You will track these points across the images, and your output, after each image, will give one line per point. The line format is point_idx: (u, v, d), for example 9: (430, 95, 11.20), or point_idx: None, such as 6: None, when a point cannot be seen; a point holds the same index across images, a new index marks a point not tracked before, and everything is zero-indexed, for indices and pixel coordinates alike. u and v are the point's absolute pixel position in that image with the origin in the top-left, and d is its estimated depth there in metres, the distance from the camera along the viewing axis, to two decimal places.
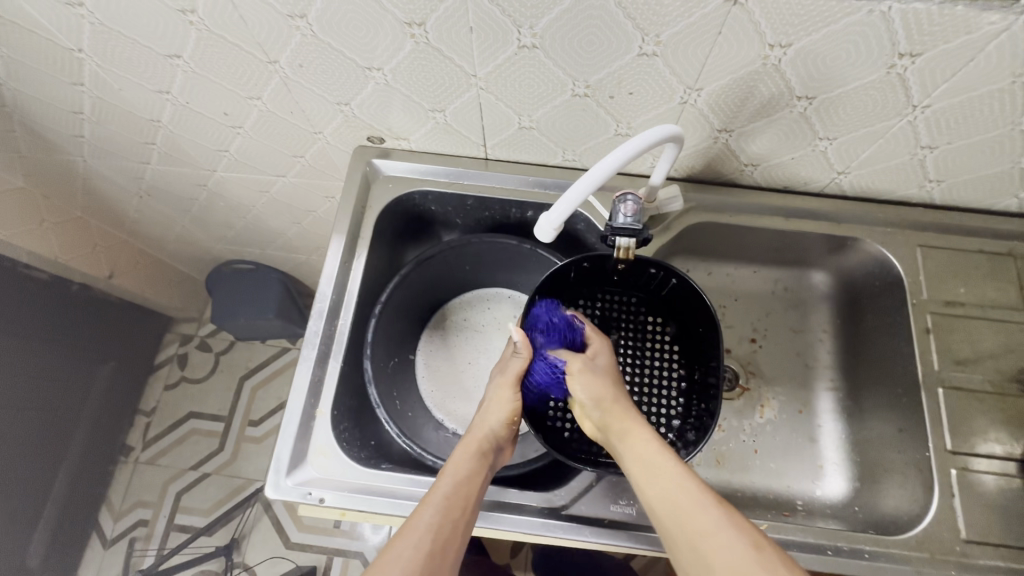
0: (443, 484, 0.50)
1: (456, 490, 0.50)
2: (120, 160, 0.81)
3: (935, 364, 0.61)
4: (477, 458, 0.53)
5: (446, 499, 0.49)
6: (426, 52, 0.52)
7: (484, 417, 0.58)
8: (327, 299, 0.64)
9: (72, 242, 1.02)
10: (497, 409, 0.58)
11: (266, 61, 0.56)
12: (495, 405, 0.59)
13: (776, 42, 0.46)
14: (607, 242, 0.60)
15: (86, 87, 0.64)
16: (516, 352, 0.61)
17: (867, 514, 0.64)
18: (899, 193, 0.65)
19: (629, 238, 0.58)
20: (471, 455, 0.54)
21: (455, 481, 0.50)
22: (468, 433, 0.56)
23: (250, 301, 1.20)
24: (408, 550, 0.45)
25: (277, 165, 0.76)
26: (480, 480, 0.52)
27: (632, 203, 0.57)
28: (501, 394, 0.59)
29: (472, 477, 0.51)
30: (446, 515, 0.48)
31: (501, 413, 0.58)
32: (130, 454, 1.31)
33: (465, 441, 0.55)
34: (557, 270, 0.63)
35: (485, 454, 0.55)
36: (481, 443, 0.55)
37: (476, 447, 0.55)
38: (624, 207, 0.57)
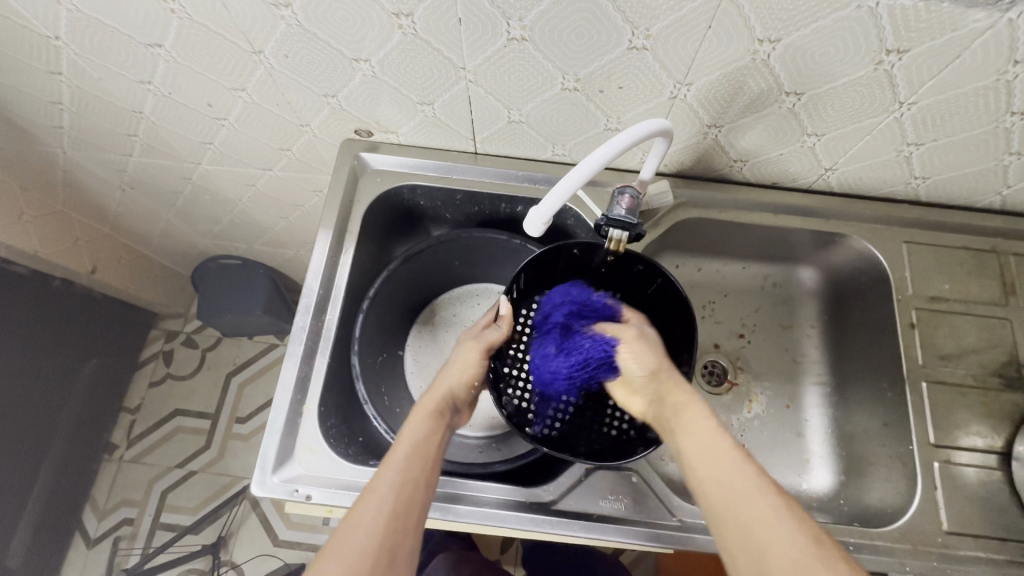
0: (400, 445, 0.50)
1: (413, 448, 0.50)
2: (101, 152, 0.80)
3: (919, 358, 0.62)
4: (436, 416, 0.55)
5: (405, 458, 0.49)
6: (414, 43, 0.51)
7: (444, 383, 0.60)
8: (315, 294, 0.63)
9: (53, 236, 0.99)
10: (457, 374, 0.60)
11: (251, 51, 0.55)
12: (457, 369, 0.60)
13: (765, 37, 0.46)
14: (600, 230, 0.58)
15: (64, 76, 0.62)
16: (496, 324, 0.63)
17: (852, 507, 0.64)
18: (885, 190, 0.66)
19: (622, 232, 0.57)
20: (427, 416, 0.54)
21: (413, 440, 0.50)
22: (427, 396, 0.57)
23: (236, 296, 1.19)
24: (377, 501, 0.45)
25: (264, 158, 0.75)
26: (438, 437, 0.52)
27: (630, 197, 0.55)
28: (460, 360, 0.61)
29: (433, 434, 0.52)
30: (407, 478, 0.47)
31: (461, 377, 0.60)
32: (114, 452, 1.29)
33: (423, 405, 0.56)
34: (541, 254, 0.62)
35: (443, 414, 0.56)
36: (440, 404, 0.57)
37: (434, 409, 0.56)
38: (621, 200, 0.55)
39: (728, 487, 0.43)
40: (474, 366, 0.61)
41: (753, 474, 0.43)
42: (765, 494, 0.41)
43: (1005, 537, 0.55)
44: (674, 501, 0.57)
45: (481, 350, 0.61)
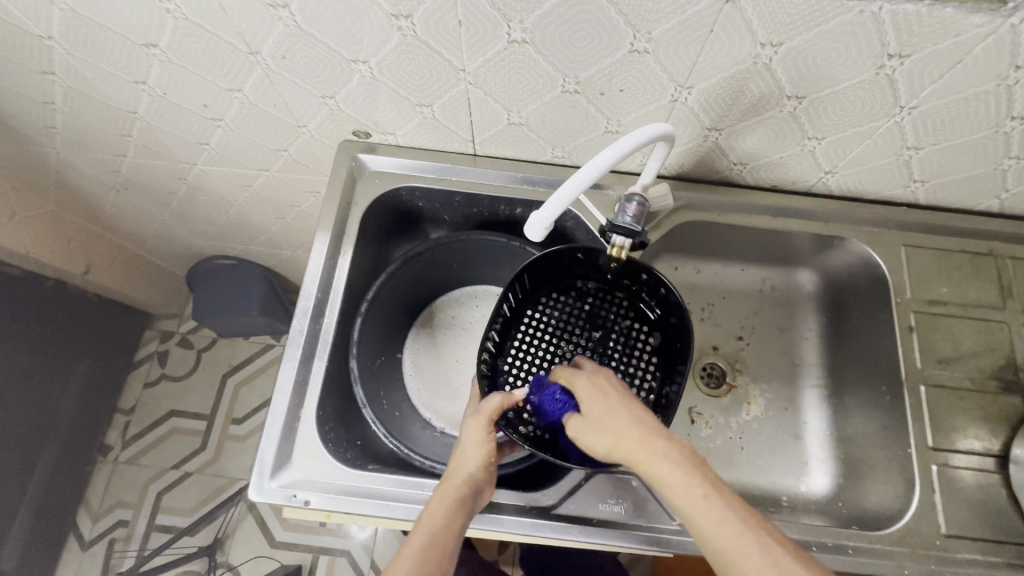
0: (417, 537, 0.47)
1: (430, 539, 0.47)
2: (94, 152, 0.79)
3: (917, 362, 0.62)
4: (453, 510, 0.50)
5: (423, 548, 0.46)
6: (413, 45, 0.51)
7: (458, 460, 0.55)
8: (312, 297, 0.62)
9: (46, 237, 0.98)
10: (474, 450, 0.54)
11: (247, 52, 0.54)
12: (469, 446, 0.55)
13: (767, 42, 0.46)
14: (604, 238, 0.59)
15: (57, 76, 0.61)
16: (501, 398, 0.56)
17: (850, 510, 0.65)
18: (884, 193, 0.66)
19: (625, 239, 0.57)
20: (446, 505, 0.50)
21: (431, 530, 0.47)
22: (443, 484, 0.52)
23: (232, 297, 1.18)
24: None
25: (260, 159, 0.74)
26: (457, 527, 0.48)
27: (638, 204, 0.57)
28: (471, 434, 0.55)
29: (448, 530, 0.48)
30: (424, 569, 0.44)
31: (477, 457, 0.54)
32: (109, 453, 1.28)
33: (440, 490, 0.52)
34: (553, 254, 0.61)
35: (464, 503, 0.51)
36: (458, 494, 0.51)
37: (454, 496, 0.51)
38: (629, 206, 0.57)
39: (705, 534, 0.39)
40: (489, 442, 0.55)
41: (727, 504, 0.40)
42: (744, 534, 0.38)
43: (1002, 540, 0.56)
44: None
45: (488, 423, 0.56)
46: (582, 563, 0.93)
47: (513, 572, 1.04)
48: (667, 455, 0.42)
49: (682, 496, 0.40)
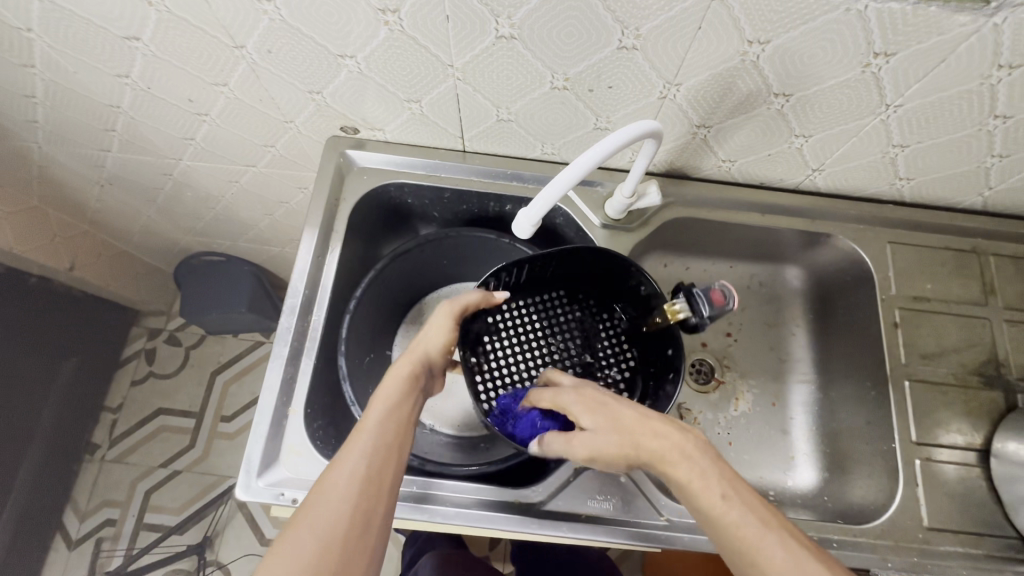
0: (375, 410, 0.44)
1: (389, 413, 0.44)
2: (77, 147, 0.77)
3: (902, 357, 0.63)
4: (409, 382, 0.47)
5: (381, 423, 0.43)
6: (401, 40, 0.50)
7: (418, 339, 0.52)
8: (300, 294, 0.62)
9: (29, 233, 0.96)
10: (435, 331, 0.52)
11: (232, 46, 0.53)
12: (430, 326, 0.52)
13: (754, 39, 0.46)
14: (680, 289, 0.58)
15: (37, 69, 0.60)
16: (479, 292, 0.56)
17: (836, 504, 0.65)
18: (870, 190, 0.66)
19: (686, 309, 0.56)
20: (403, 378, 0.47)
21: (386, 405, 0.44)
22: (401, 357, 0.49)
23: (221, 294, 1.17)
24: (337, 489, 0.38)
25: (248, 155, 0.73)
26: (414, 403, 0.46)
27: (725, 298, 0.55)
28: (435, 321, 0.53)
29: (404, 404, 0.45)
30: (379, 449, 0.41)
31: (438, 338, 0.52)
32: (96, 452, 1.27)
33: (398, 363, 0.48)
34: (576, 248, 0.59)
35: (419, 374, 0.48)
36: (415, 367, 0.49)
37: (409, 370, 0.48)
38: (718, 291, 0.56)
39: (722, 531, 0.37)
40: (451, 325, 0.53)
41: (745, 501, 0.38)
42: (763, 531, 0.36)
43: (983, 532, 0.57)
44: (662, 500, 0.58)
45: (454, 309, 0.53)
46: (571, 558, 0.93)
47: (503, 567, 1.05)
48: (677, 442, 0.40)
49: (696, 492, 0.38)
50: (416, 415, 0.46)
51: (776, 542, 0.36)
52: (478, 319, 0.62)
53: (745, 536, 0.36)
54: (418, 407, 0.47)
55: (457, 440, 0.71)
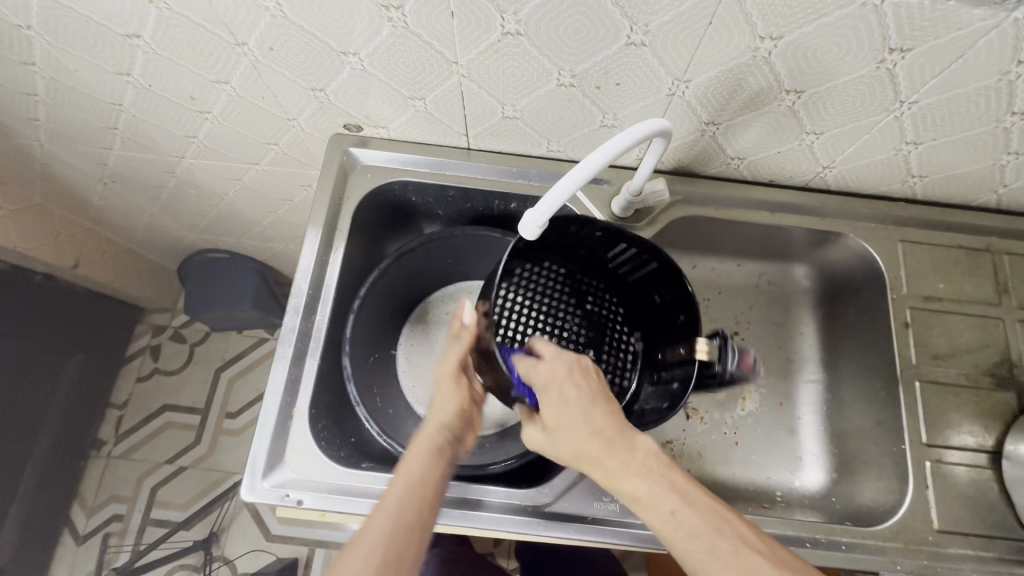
0: (396, 488, 0.47)
1: (408, 492, 0.47)
2: (80, 145, 0.77)
3: (912, 358, 0.62)
4: (430, 458, 0.51)
5: (401, 503, 0.46)
6: (405, 37, 0.49)
7: (429, 416, 0.54)
8: (304, 294, 0.62)
9: (33, 230, 0.96)
10: (444, 405, 0.55)
11: (234, 43, 0.52)
12: (437, 401, 0.55)
13: (767, 35, 0.45)
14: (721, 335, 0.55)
15: (37, 67, 0.60)
16: (460, 336, 0.57)
17: (844, 505, 0.65)
18: (882, 188, 0.65)
19: (715, 361, 0.54)
20: (424, 454, 0.51)
21: (406, 484, 0.48)
22: (423, 430, 0.53)
23: (225, 291, 1.17)
24: (360, 558, 0.42)
25: (250, 153, 0.73)
26: (436, 475, 0.49)
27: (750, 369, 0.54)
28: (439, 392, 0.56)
29: (424, 477, 0.49)
30: (400, 523, 0.45)
31: (447, 408, 0.54)
32: (102, 448, 1.28)
33: (414, 444, 0.52)
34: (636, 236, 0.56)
35: (443, 452, 0.52)
36: (435, 441, 0.52)
37: (431, 447, 0.52)
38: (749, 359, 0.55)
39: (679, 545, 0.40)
40: (457, 389, 0.55)
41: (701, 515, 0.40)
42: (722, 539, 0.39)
43: (993, 535, 0.56)
44: None
45: (453, 374, 0.56)
46: (576, 556, 0.93)
47: (507, 564, 1.04)
48: (637, 466, 0.42)
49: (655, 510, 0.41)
50: (441, 489, 0.49)
51: (733, 551, 0.38)
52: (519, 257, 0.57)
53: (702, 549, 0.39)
54: (443, 480, 0.50)
55: None
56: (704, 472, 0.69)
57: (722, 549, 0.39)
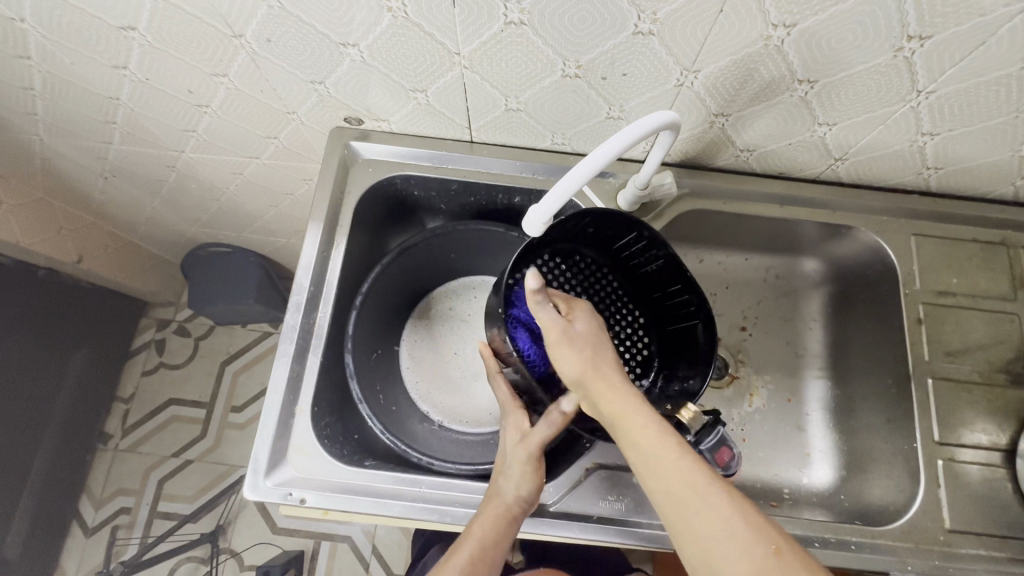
0: (466, 548, 0.50)
1: (479, 556, 0.49)
2: (79, 139, 0.76)
3: (925, 355, 0.61)
4: (501, 526, 0.50)
5: (469, 566, 0.49)
6: (405, 27, 0.48)
7: (504, 481, 0.52)
8: (305, 291, 0.61)
9: (35, 225, 0.96)
10: (519, 476, 0.52)
11: (231, 35, 0.51)
12: (514, 472, 0.52)
13: (780, 22, 0.43)
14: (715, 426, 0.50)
15: (33, 61, 0.59)
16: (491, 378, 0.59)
17: (853, 503, 0.64)
18: (895, 180, 0.64)
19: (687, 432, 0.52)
20: (496, 520, 0.51)
21: (477, 546, 0.50)
22: (493, 494, 0.52)
23: (228, 285, 1.16)
24: None
25: (251, 146, 0.72)
26: (506, 542, 0.51)
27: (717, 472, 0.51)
28: (512, 460, 0.53)
29: (493, 546, 0.50)
30: None
31: (523, 483, 0.52)
32: (109, 441, 1.28)
33: (487, 505, 0.52)
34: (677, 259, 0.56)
35: (516, 520, 0.51)
36: (508, 508, 0.51)
37: (506, 513, 0.51)
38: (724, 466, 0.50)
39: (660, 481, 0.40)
40: (534, 469, 0.52)
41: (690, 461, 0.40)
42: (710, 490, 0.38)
43: (1006, 535, 0.55)
44: None
45: (530, 456, 0.52)
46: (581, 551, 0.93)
47: None
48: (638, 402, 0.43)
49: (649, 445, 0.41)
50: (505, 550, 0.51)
51: (715, 498, 0.38)
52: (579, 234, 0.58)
53: (687, 488, 0.39)
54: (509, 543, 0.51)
55: (466, 436, 0.70)
56: None
57: (704, 494, 0.38)
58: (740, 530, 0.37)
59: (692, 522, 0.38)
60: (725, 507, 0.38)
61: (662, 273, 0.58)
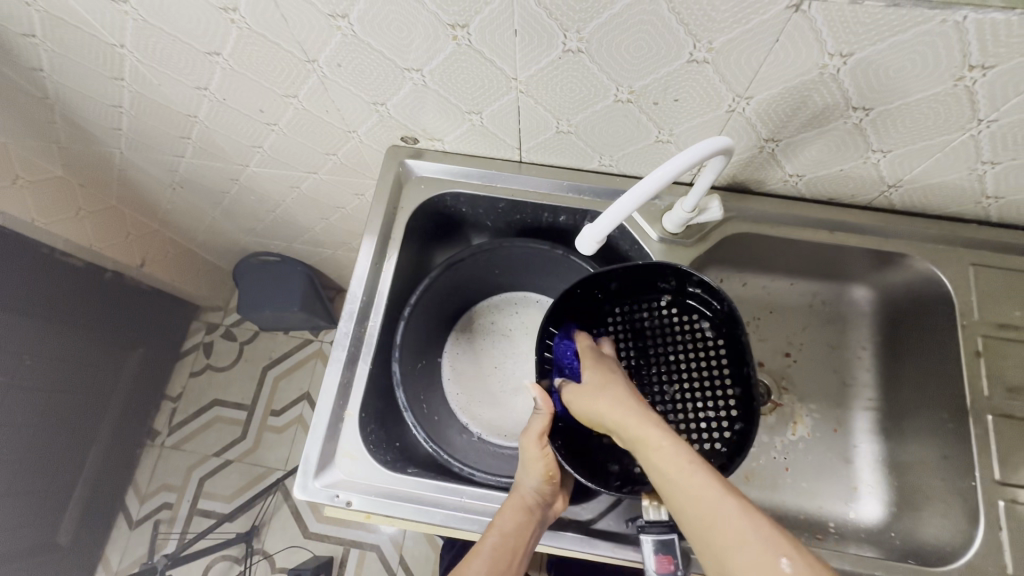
0: (490, 538, 0.51)
1: (503, 542, 0.50)
2: (155, 153, 0.82)
3: (984, 389, 0.58)
4: (522, 515, 0.52)
5: (494, 553, 0.50)
6: (468, 54, 0.51)
7: (521, 476, 0.56)
8: (358, 301, 0.64)
9: (107, 230, 1.03)
10: (533, 469, 0.55)
11: (305, 60, 0.55)
12: (528, 463, 0.56)
13: (836, 52, 0.44)
14: (661, 522, 0.49)
15: (125, 82, 0.65)
16: (537, 409, 0.57)
17: (905, 542, 0.61)
18: (952, 209, 0.62)
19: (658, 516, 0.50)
20: (515, 511, 0.52)
21: (499, 535, 0.51)
22: (511, 490, 0.55)
23: (275, 293, 1.21)
24: None
25: (310, 162, 0.76)
26: (528, 534, 0.51)
27: (653, 563, 0.48)
28: (529, 452, 0.56)
29: (517, 533, 0.51)
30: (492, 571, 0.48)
31: (536, 472, 0.55)
32: (157, 438, 1.35)
33: (508, 501, 0.54)
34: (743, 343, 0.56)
35: (533, 510, 0.52)
36: (526, 500, 0.53)
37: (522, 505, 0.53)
38: (654, 562, 0.48)
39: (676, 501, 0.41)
40: (544, 454, 0.55)
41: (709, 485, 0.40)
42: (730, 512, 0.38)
43: None
44: None
45: (539, 440, 0.56)
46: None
47: None
48: (659, 433, 0.44)
49: (661, 465, 0.43)
50: (531, 541, 0.51)
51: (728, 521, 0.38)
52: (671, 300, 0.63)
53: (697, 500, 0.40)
54: (534, 538, 0.52)
55: (503, 450, 0.70)
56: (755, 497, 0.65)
57: (716, 510, 0.39)
58: (760, 551, 0.36)
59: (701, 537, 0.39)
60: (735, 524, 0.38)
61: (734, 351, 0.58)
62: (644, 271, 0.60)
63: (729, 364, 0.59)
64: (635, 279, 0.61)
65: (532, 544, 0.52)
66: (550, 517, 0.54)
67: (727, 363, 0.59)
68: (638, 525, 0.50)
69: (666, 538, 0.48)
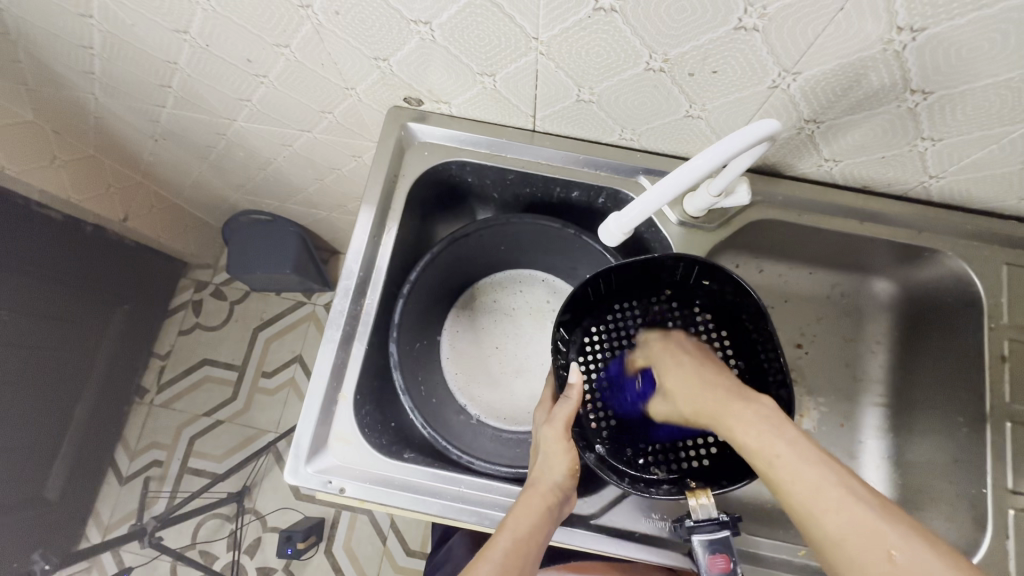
0: (500, 540, 0.45)
1: (515, 547, 0.45)
2: (133, 101, 0.75)
3: (1005, 395, 0.56)
4: (541, 516, 0.48)
5: (506, 556, 0.44)
6: (483, 7, 0.44)
7: (542, 470, 0.52)
8: (354, 276, 0.60)
9: (84, 180, 0.96)
10: (557, 460, 0.52)
11: (298, 5, 0.49)
12: (550, 456, 0.53)
13: (906, 25, 0.38)
14: (714, 520, 0.48)
15: (94, 20, 0.58)
16: (566, 396, 0.56)
17: None
18: (992, 202, 0.58)
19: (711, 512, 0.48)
20: (533, 510, 0.48)
21: (513, 538, 0.46)
22: (529, 486, 0.50)
23: (267, 254, 1.16)
24: None
25: (304, 120, 0.70)
26: (541, 536, 0.47)
27: (714, 562, 0.46)
28: (550, 445, 0.53)
29: (532, 535, 0.46)
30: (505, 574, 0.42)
31: (560, 466, 0.52)
32: (145, 396, 1.32)
33: (525, 498, 0.49)
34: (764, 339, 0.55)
35: (551, 512, 0.49)
36: (545, 498, 0.49)
37: (542, 506, 0.49)
38: (713, 562, 0.46)
39: (784, 488, 0.39)
40: (570, 449, 0.53)
41: (825, 465, 0.39)
42: (836, 488, 0.37)
43: None
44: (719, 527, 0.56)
45: (565, 432, 0.54)
46: None
47: None
48: (757, 415, 0.43)
49: (763, 447, 0.41)
50: (544, 546, 0.47)
51: (850, 502, 0.36)
52: (682, 293, 0.61)
53: (805, 480, 0.38)
54: (547, 542, 0.48)
55: (503, 433, 0.68)
56: (758, 491, 0.64)
57: (841, 501, 0.37)
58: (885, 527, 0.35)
59: (826, 524, 0.36)
60: (863, 508, 0.36)
61: (754, 346, 0.57)
62: (654, 264, 0.57)
63: (736, 355, 0.58)
64: (644, 270, 0.58)
65: (544, 549, 0.47)
66: (564, 514, 0.51)
67: (736, 357, 0.58)
68: (687, 524, 0.48)
69: (719, 537, 0.47)
